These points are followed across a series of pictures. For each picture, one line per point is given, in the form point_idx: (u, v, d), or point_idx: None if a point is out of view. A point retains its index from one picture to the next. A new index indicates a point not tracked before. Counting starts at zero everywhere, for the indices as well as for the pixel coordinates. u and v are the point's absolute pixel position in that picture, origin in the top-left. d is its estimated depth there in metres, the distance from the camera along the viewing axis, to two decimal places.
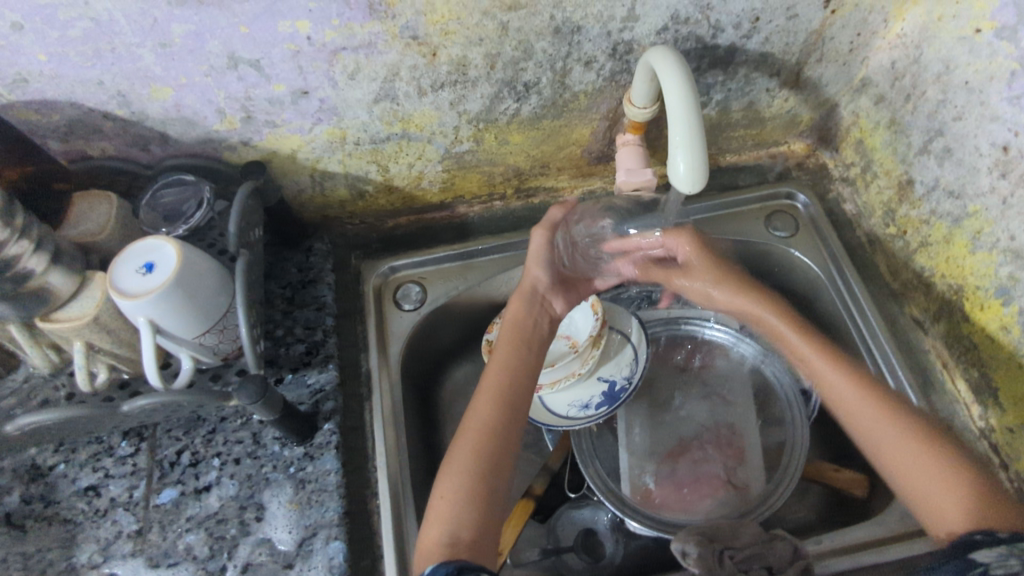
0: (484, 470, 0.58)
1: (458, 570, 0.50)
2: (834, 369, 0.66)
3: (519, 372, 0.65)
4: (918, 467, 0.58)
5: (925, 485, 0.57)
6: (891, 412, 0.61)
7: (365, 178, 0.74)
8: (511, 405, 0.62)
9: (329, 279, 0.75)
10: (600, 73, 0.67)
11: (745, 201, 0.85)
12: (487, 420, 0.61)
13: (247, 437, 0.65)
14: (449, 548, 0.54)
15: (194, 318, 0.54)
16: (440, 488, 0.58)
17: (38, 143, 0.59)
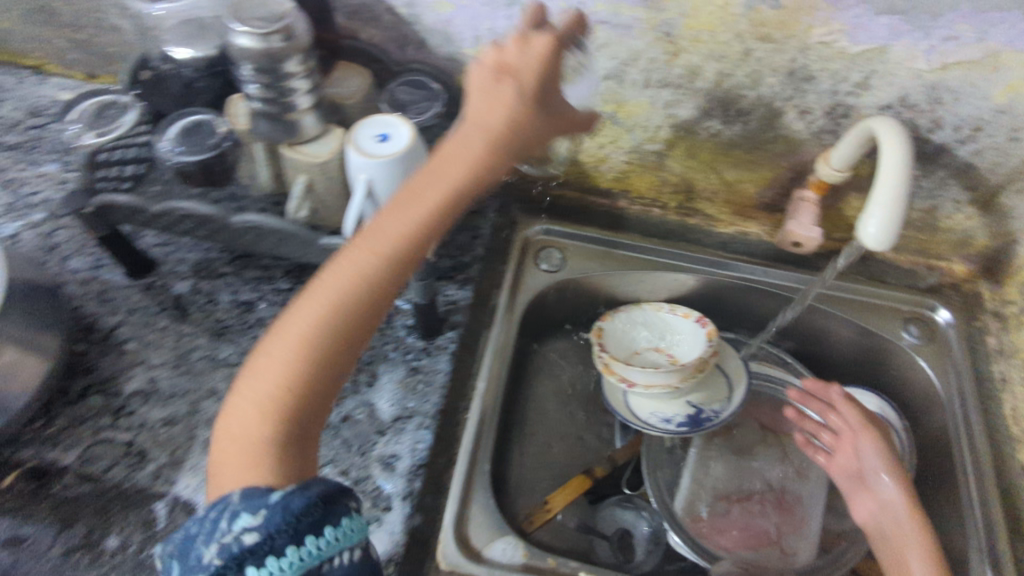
0: (297, 369, 0.46)
1: (322, 497, 0.43)
2: (924, 552, 0.63)
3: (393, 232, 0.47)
4: None
5: None
6: None
7: (557, 142, 0.80)
8: (396, 266, 0.47)
9: (491, 216, 0.82)
10: (809, 125, 0.71)
11: (888, 298, 0.86)
12: (316, 310, 0.47)
13: (381, 315, 0.73)
14: (271, 451, 0.46)
15: (400, 194, 0.61)
16: (242, 382, 0.48)
17: (330, 11, 0.70)
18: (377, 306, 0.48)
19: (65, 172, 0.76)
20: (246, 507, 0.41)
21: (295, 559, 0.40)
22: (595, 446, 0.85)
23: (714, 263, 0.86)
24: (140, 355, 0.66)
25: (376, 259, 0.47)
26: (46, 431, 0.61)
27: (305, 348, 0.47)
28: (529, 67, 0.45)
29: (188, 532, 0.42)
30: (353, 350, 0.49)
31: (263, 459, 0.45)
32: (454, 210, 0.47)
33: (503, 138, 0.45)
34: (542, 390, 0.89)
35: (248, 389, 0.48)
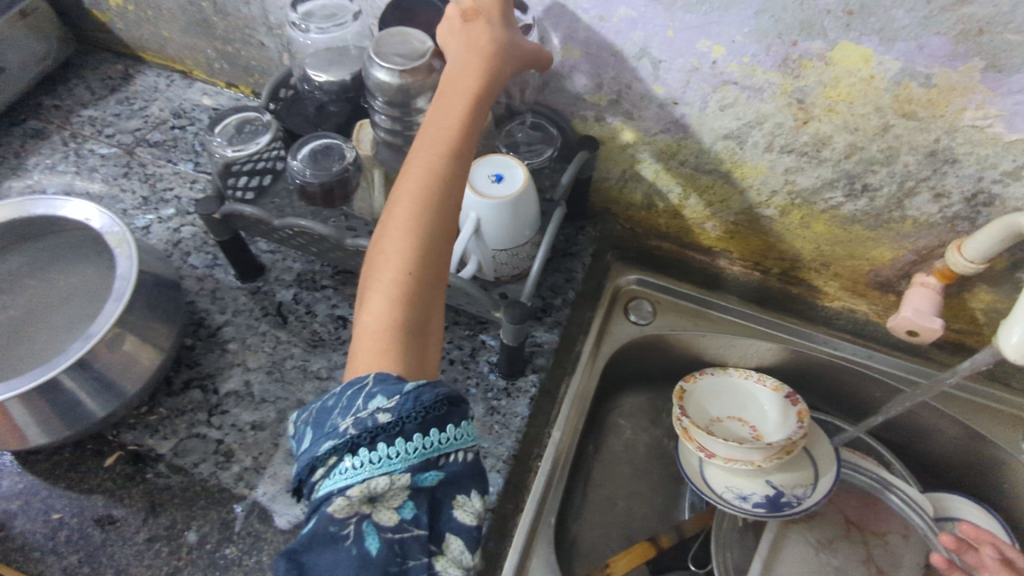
0: (411, 259, 0.46)
1: (447, 397, 0.42)
2: None
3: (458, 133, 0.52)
4: None
5: None
6: None
7: (664, 194, 0.79)
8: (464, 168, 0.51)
9: (586, 260, 0.81)
10: (943, 210, 0.66)
11: (1012, 404, 0.78)
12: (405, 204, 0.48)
13: (467, 348, 0.73)
14: (399, 335, 0.44)
15: (505, 235, 0.61)
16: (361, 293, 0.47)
17: None
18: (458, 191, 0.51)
19: (198, 173, 0.81)
20: (382, 389, 0.41)
21: (419, 446, 0.40)
22: (663, 511, 0.83)
23: (812, 339, 0.83)
24: (239, 357, 0.69)
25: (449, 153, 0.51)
26: (148, 419, 0.64)
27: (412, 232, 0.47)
28: (493, 10, 0.58)
29: (325, 404, 0.43)
30: (449, 231, 0.49)
31: (396, 327, 0.45)
32: (483, 107, 0.54)
33: (489, 51, 0.55)
34: (614, 444, 0.87)
35: (371, 285, 0.46)
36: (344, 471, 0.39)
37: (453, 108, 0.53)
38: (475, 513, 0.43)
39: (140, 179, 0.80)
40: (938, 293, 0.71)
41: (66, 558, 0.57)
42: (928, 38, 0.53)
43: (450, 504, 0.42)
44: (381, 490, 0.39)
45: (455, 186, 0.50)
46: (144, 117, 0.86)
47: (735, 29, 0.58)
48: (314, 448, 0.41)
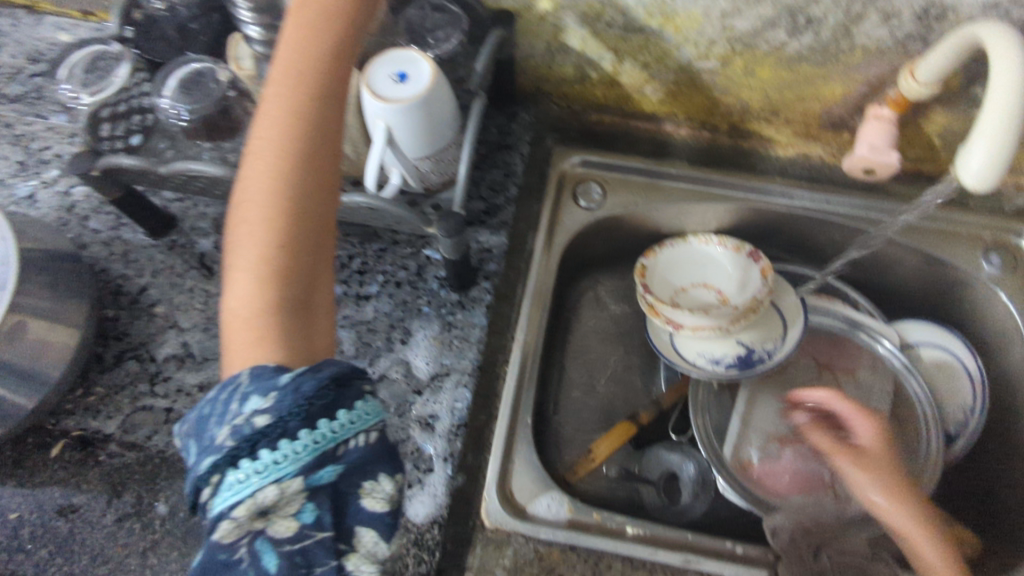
0: (277, 231, 0.43)
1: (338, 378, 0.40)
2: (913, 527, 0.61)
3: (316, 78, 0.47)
4: None
5: None
6: None
7: (596, 63, 0.72)
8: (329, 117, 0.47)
9: (524, 150, 0.75)
10: (893, 32, 0.61)
11: (970, 224, 0.77)
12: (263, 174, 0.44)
13: (412, 267, 0.69)
14: (281, 314, 0.42)
15: (423, 140, 0.55)
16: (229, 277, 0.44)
17: None
18: (331, 146, 0.47)
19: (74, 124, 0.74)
20: (258, 388, 0.38)
21: (309, 443, 0.37)
22: (638, 389, 0.82)
23: (768, 192, 0.78)
24: (170, 320, 0.65)
25: (310, 102, 0.47)
26: (86, 401, 0.61)
27: (274, 196, 0.44)
28: None
29: (203, 412, 0.41)
30: (325, 195, 0.46)
31: (268, 311, 0.42)
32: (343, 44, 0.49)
33: None
34: (583, 331, 0.85)
35: (236, 266, 0.43)
36: (232, 485, 0.36)
37: (314, 51, 0.48)
38: (388, 497, 0.40)
39: (11, 143, 0.72)
40: (894, 125, 0.67)
41: (38, 553, 0.55)
42: None
43: (356, 493, 0.40)
44: (272, 500, 0.37)
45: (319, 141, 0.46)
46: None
47: None
48: (198, 466, 0.38)
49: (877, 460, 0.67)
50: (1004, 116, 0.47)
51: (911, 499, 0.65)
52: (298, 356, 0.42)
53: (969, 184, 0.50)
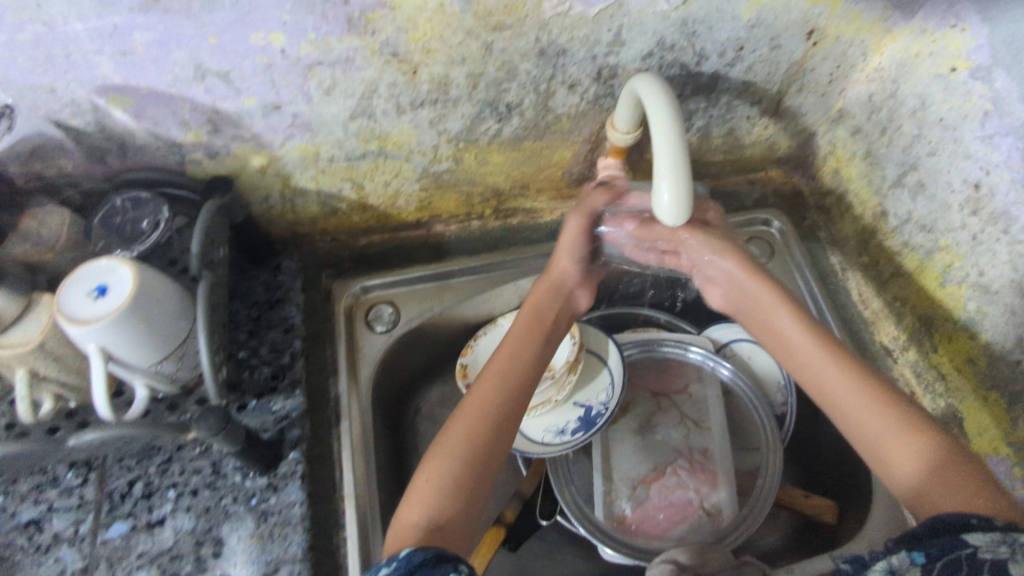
0: (866, 405, 0.55)
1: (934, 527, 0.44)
2: (790, 314, 0.62)
3: (871, 412, 0.54)
4: (870, 419, 0.54)
5: (874, 433, 0.53)
6: (877, 401, 0.54)
7: (338, 195, 0.71)
8: (867, 394, 0.55)
9: (297, 299, 0.71)
10: (583, 97, 0.66)
11: (723, 227, 0.85)
12: (847, 390, 0.56)
13: (205, 466, 0.61)
14: (910, 465, 0.51)
15: (151, 346, 0.51)
16: (897, 447, 0.52)
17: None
18: (876, 419, 0.53)
19: None
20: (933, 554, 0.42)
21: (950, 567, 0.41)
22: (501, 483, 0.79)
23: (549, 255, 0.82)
24: None
25: (872, 413, 0.54)
26: None
27: (867, 416, 0.54)
28: (850, 398, 0.56)
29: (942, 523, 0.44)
30: (913, 440, 0.51)
31: (901, 424, 0.53)
32: (853, 413, 0.55)
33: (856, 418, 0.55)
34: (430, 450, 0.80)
35: (892, 449, 0.52)
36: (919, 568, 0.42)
37: (856, 401, 0.55)
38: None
39: None
40: (620, 171, 0.72)
41: None
42: None
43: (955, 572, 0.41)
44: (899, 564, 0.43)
45: (872, 414, 0.54)
46: None
47: (278, 10, 0.50)
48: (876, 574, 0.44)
49: (800, 318, 0.62)
50: (677, 167, 0.52)
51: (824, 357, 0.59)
52: (906, 435, 0.52)
53: (665, 221, 0.55)
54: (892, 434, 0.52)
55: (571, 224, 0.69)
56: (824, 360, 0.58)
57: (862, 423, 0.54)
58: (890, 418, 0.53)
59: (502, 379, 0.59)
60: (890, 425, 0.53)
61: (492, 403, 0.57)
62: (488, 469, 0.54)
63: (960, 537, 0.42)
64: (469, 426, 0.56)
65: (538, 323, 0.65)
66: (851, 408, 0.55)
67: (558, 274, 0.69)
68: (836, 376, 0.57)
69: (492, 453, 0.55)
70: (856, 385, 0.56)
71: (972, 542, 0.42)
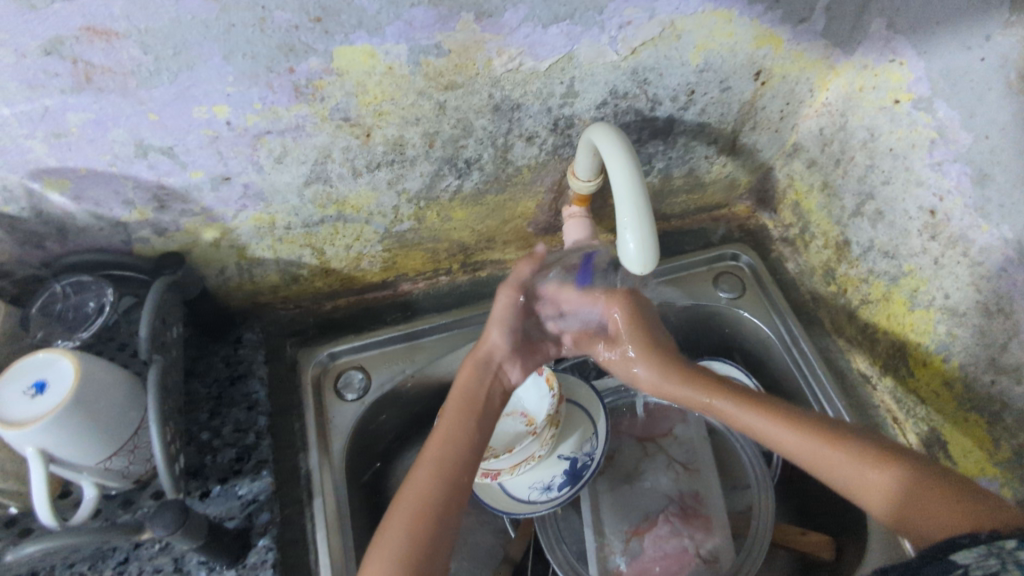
0: (836, 456, 0.58)
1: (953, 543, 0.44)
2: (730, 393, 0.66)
3: (836, 464, 0.57)
4: (850, 471, 0.57)
5: (856, 484, 0.56)
6: (836, 444, 0.58)
7: (298, 262, 0.68)
8: (827, 446, 0.58)
9: (260, 372, 0.68)
10: (542, 148, 0.66)
11: (692, 265, 0.85)
12: (810, 449, 0.59)
13: (165, 565, 0.56)
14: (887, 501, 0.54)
15: (97, 442, 0.48)
16: (879, 488, 0.55)
17: None
18: (846, 465, 0.57)
19: None
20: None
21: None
22: (488, 549, 0.75)
23: None
24: None
25: (850, 460, 0.57)
26: None
27: (843, 471, 0.57)
28: (814, 449, 0.59)
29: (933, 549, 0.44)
30: (884, 475, 0.55)
31: (873, 464, 0.56)
32: (826, 470, 0.58)
33: (828, 472, 0.58)
34: None
35: (869, 492, 0.55)
36: None
37: (829, 456, 0.58)
38: None
39: None
40: (587, 217, 0.71)
41: None
42: (410, 13, 0.49)
43: None
44: None
45: (843, 460, 0.57)
46: None
47: (221, 83, 0.49)
48: None
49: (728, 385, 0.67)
50: (639, 208, 0.51)
51: (776, 422, 0.62)
52: (877, 475, 0.55)
53: (632, 267, 0.54)
54: (871, 479, 0.55)
55: (500, 302, 0.67)
56: (779, 426, 0.62)
57: (839, 473, 0.57)
58: (849, 455, 0.57)
59: (441, 470, 0.58)
60: (856, 462, 0.56)
61: (431, 488, 0.57)
62: (438, 553, 0.54)
63: (948, 562, 0.42)
64: (414, 515, 0.55)
65: (467, 403, 0.64)
66: (821, 461, 0.58)
67: (486, 348, 0.67)
68: (796, 439, 0.60)
69: (440, 541, 0.54)
70: (824, 444, 0.58)
71: (961, 562, 0.41)
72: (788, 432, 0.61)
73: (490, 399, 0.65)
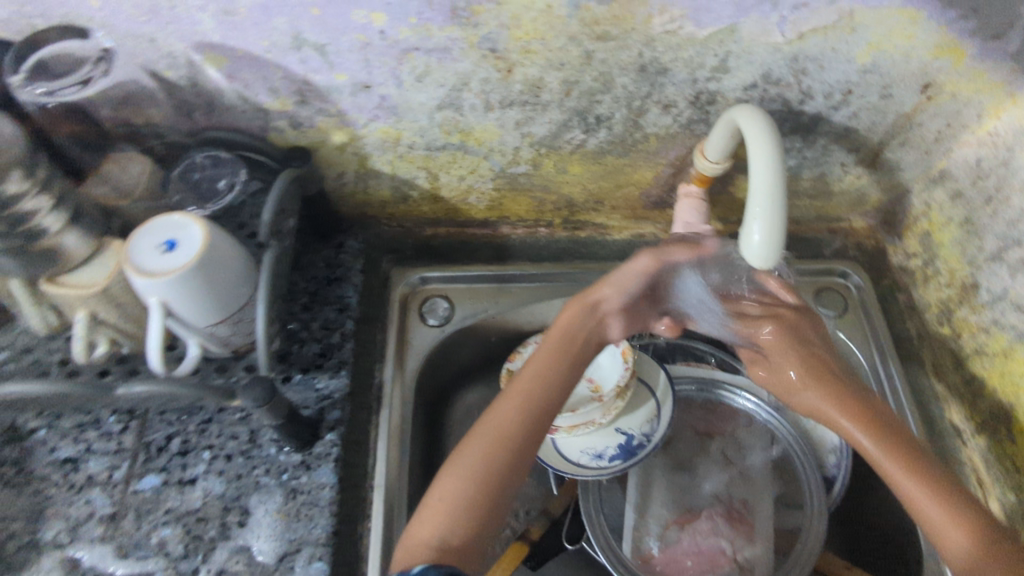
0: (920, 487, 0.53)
1: None
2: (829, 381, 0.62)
3: (915, 491, 0.53)
4: (929, 506, 0.52)
5: (934, 523, 0.52)
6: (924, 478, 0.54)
7: (411, 182, 0.70)
8: (914, 472, 0.54)
9: (356, 279, 0.71)
10: (676, 118, 0.64)
11: (797, 272, 0.81)
12: (891, 467, 0.56)
13: (243, 434, 0.61)
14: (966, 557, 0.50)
15: (211, 308, 0.51)
16: (952, 535, 0.51)
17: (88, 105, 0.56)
18: (923, 497, 0.53)
19: None
20: None
21: None
22: (528, 498, 0.77)
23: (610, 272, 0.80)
24: None
25: (932, 496, 0.53)
26: None
27: (919, 500, 0.53)
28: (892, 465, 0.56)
29: None
30: (966, 526, 0.51)
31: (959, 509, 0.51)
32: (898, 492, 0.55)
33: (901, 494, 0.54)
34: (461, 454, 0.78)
35: (941, 532, 0.51)
36: None
37: (906, 482, 0.54)
38: None
39: None
40: (703, 200, 0.69)
41: None
42: None
43: None
44: None
45: (922, 492, 0.53)
46: None
47: None
48: None
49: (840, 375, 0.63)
50: (775, 202, 0.50)
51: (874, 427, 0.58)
52: (958, 521, 0.51)
53: (753, 260, 0.52)
54: (946, 516, 0.51)
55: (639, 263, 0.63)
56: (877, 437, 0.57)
57: (916, 499, 0.53)
58: (934, 493, 0.53)
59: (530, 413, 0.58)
60: (942, 506, 0.52)
61: (513, 425, 0.57)
62: (498, 498, 0.54)
63: None
64: (487, 450, 0.55)
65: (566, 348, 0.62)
66: (897, 482, 0.55)
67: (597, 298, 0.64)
68: (883, 451, 0.57)
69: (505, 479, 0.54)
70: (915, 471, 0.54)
71: None
72: (881, 444, 0.57)
73: (590, 343, 0.63)
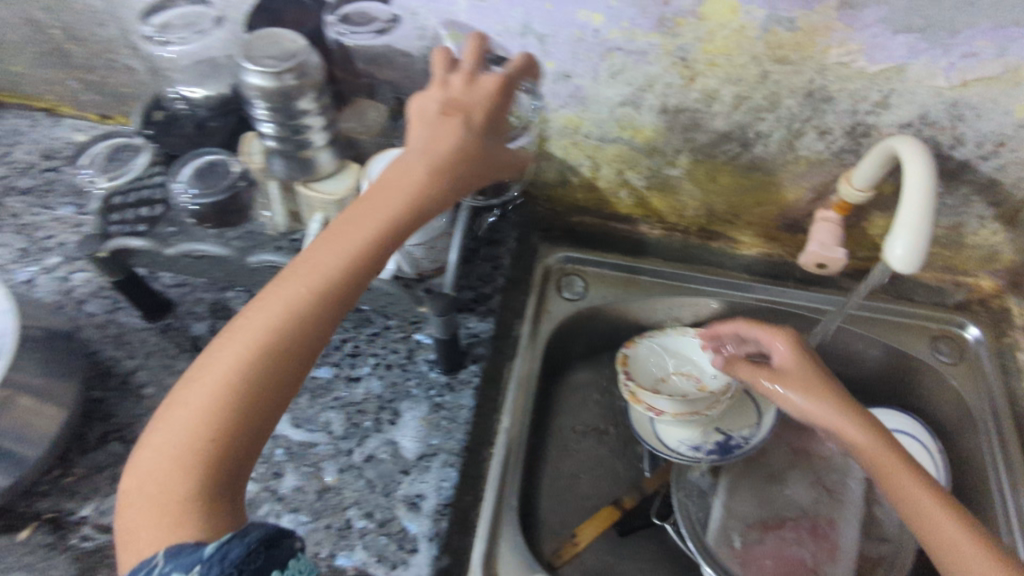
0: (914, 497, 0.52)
1: None
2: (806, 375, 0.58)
3: (915, 508, 0.51)
4: (949, 531, 0.49)
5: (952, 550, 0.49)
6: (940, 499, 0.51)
7: (575, 169, 0.79)
8: (919, 490, 0.52)
9: (510, 245, 0.81)
10: (829, 145, 0.70)
11: (914, 316, 0.85)
12: (902, 488, 0.52)
13: (402, 350, 0.71)
14: None
15: (416, 229, 0.61)
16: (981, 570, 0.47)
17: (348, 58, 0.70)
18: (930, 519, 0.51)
19: (79, 216, 0.80)
20: None
21: None
22: (622, 476, 0.82)
23: (735, 285, 0.85)
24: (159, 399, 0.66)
25: (940, 516, 0.50)
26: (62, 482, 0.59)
27: (929, 522, 0.51)
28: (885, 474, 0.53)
29: None
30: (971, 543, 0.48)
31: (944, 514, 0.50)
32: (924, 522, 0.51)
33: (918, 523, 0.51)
34: (568, 424, 0.86)
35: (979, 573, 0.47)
36: None
37: (918, 504, 0.51)
38: None
39: (12, 230, 0.78)
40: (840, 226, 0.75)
41: None
42: None
43: None
44: None
45: (905, 496, 0.52)
46: (10, 163, 0.86)
47: None
48: None
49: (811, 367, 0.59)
50: (922, 218, 0.55)
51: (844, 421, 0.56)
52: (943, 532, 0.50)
53: (894, 264, 0.57)
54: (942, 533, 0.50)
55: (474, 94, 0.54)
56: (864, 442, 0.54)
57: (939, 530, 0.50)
58: (948, 515, 0.50)
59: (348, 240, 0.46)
60: (950, 526, 0.50)
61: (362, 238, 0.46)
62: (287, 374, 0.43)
63: None
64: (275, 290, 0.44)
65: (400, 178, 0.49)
66: (920, 509, 0.51)
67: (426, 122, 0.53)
68: (892, 465, 0.53)
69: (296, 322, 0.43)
70: (915, 481, 0.52)
71: None
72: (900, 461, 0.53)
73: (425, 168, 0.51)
